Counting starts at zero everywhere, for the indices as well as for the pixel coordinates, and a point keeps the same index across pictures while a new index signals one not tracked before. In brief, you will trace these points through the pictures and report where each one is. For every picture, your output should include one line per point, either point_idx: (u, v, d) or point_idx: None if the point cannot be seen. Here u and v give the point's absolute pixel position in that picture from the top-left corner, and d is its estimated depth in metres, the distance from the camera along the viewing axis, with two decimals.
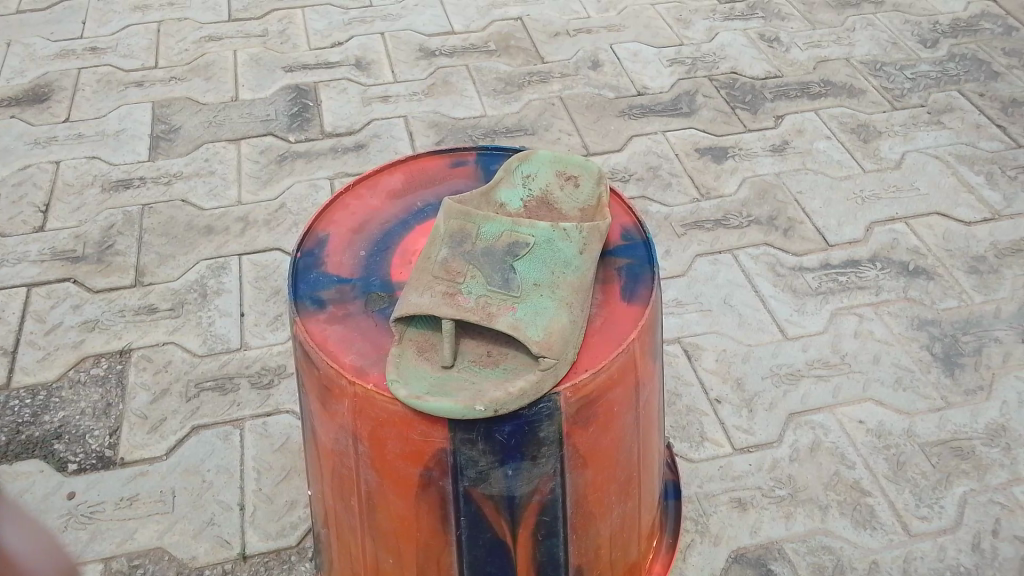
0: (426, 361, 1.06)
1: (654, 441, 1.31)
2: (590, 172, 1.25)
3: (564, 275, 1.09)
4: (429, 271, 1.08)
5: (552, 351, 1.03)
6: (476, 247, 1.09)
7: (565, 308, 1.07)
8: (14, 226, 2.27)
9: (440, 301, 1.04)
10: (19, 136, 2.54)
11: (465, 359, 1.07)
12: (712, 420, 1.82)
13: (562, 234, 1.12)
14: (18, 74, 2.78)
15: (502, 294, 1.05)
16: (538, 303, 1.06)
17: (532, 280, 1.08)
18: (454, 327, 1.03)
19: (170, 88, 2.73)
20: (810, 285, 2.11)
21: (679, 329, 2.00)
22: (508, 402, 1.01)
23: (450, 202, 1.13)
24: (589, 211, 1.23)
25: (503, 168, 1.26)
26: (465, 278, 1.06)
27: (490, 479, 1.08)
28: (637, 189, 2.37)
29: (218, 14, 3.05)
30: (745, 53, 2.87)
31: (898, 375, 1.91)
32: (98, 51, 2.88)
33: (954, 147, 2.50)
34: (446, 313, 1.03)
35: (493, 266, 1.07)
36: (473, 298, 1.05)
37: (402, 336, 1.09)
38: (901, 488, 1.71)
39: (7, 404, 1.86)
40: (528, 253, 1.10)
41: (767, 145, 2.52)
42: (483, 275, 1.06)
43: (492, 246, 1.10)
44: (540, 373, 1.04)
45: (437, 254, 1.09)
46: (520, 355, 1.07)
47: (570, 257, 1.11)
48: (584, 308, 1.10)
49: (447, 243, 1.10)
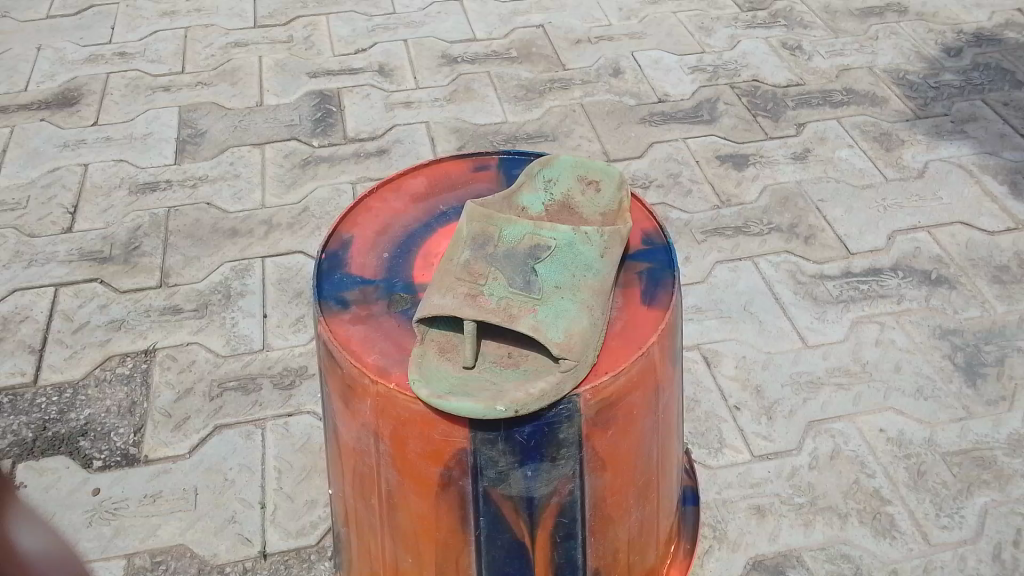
0: (447, 362, 1.07)
1: (673, 446, 1.32)
2: (611, 177, 1.26)
3: (585, 279, 1.11)
4: (452, 272, 1.09)
5: (572, 353, 1.04)
6: (498, 250, 1.11)
7: (586, 310, 1.08)
8: (43, 227, 2.31)
9: (462, 302, 1.05)
10: (49, 139, 2.59)
11: (485, 360, 1.08)
12: (731, 427, 1.82)
13: (583, 238, 1.14)
14: (48, 78, 2.83)
15: (524, 296, 1.07)
16: (559, 305, 1.07)
17: (553, 283, 1.09)
18: (475, 328, 1.04)
19: (197, 93, 2.77)
20: (831, 293, 2.10)
21: (698, 336, 2.00)
22: (529, 402, 1.02)
23: (472, 206, 1.14)
24: (611, 215, 1.24)
25: (524, 173, 1.27)
26: (486, 280, 1.07)
27: (510, 480, 1.09)
28: (657, 197, 2.38)
29: (244, 20, 3.09)
30: (767, 61, 2.87)
31: (919, 385, 1.90)
32: (127, 56, 2.93)
33: (977, 156, 2.48)
34: (467, 314, 1.03)
35: (515, 268, 1.09)
36: (495, 299, 1.05)
37: (424, 337, 1.10)
38: (922, 498, 1.70)
39: (34, 401, 1.89)
40: (550, 255, 1.11)
41: (789, 153, 2.51)
42: (505, 277, 1.08)
43: (514, 248, 1.11)
44: (561, 374, 1.04)
45: (459, 257, 1.10)
46: (540, 357, 1.08)
47: (592, 261, 1.13)
48: (604, 312, 1.11)
49: (470, 246, 1.11)
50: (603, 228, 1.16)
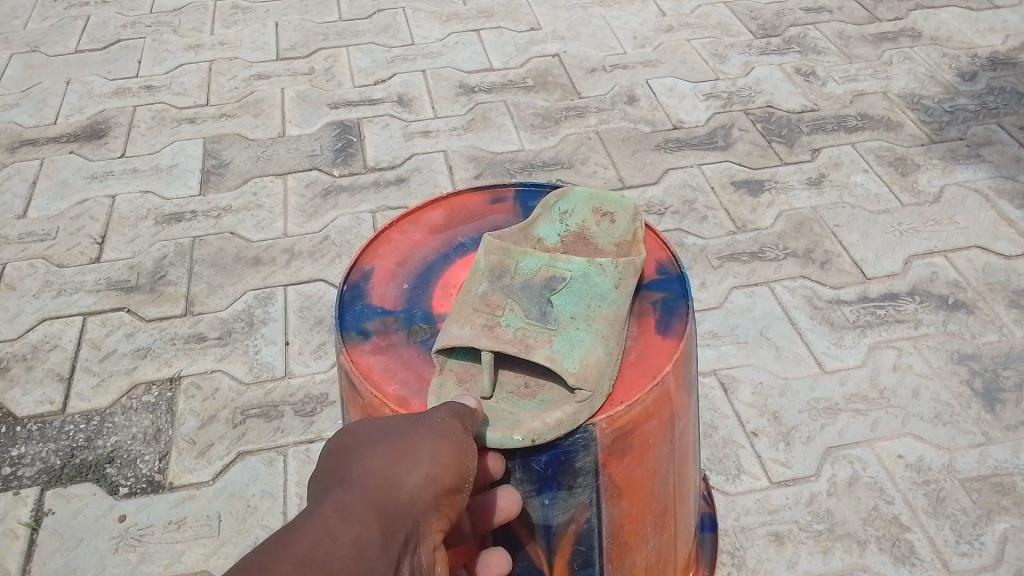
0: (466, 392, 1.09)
1: (690, 473, 1.33)
2: (625, 208, 1.29)
3: (600, 309, 1.13)
4: (469, 304, 1.12)
5: (588, 383, 1.06)
6: (515, 281, 1.14)
7: (601, 341, 1.10)
8: (72, 257, 2.37)
9: (479, 333, 1.07)
10: (78, 171, 2.67)
11: (503, 389, 1.10)
12: (748, 453, 1.83)
13: (598, 270, 1.17)
14: (77, 112, 2.92)
15: (540, 327, 1.09)
16: (574, 336, 1.09)
17: (568, 313, 1.11)
18: (492, 358, 1.06)
19: (221, 125, 2.84)
20: (848, 318, 2.11)
21: (715, 362, 2.01)
22: (545, 432, 1.04)
23: (489, 239, 1.19)
24: (626, 246, 1.27)
25: (541, 206, 1.30)
26: (503, 310, 1.10)
27: (528, 508, 1.11)
28: (672, 223, 2.40)
29: (267, 53, 3.17)
30: (781, 87, 2.90)
31: (937, 411, 1.90)
32: (153, 89, 3.01)
33: (993, 181, 2.49)
34: (485, 344, 1.06)
35: (531, 300, 1.12)
36: (512, 330, 1.08)
37: (443, 367, 1.12)
38: (941, 524, 1.70)
39: (62, 429, 1.94)
40: (565, 287, 1.14)
41: (804, 178, 2.53)
42: (520, 308, 1.11)
43: (530, 280, 1.15)
44: (577, 404, 1.06)
45: (477, 288, 1.14)
46: (556, 388, 1.10)
47: (607, 292, 1.15)
48: (619, 341, 1.13)
49: (487, 278, 1.15)
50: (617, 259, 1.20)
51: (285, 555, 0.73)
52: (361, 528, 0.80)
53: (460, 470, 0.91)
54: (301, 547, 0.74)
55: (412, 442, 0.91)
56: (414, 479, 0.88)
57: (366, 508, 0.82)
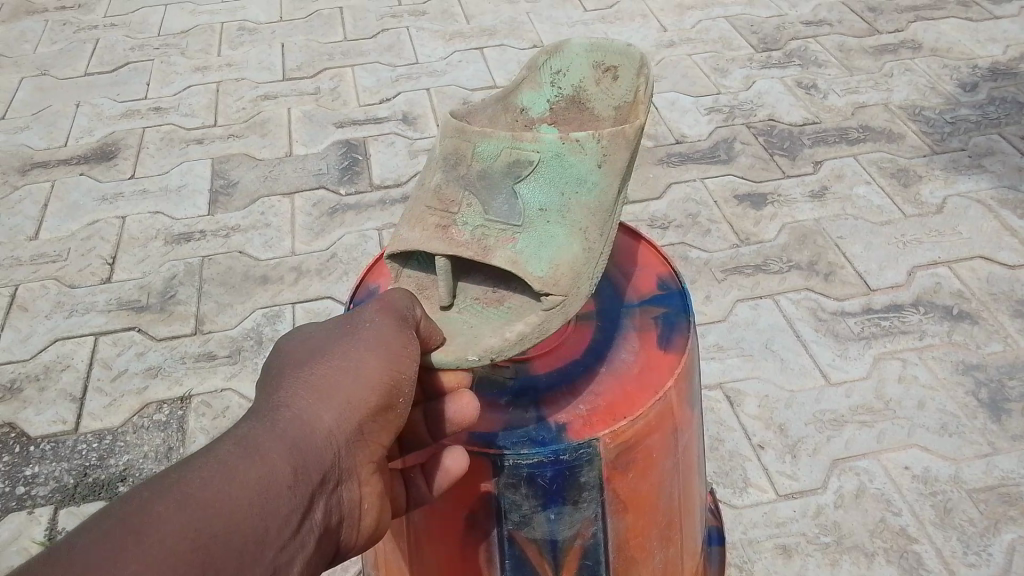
0: (426, 301, 1.10)
1: (695, 486, 1.34)
2: (630, 60, 1.22)
3: (577, 196, 1.08)
4: (426, 201, 1.10)
5: (558, 289, 1.04)
6: (472, 170, 1.10)
7: (576, 237, 1.07)
8: (83, 278, 2.40)
9: (432, 237, 1.06)
10: (88, 193, 2.70)
11: (467, 296, 1.10)
12: (755, 466, 1.84)
13: (575, 148, 1.09)
14: (87, 134, 2.96)
15: (501, 225, 1.07)
16: (543, 235, 1.07)
17: (537, 206, 1.08)
18: (447, 263, 1.05)
19: (228, 145, 2.87)
20: (852, 330, 2.12)
21: (721, 375, 2.02)
22: (505, 348, 1.01)
23: (449, 123, 1.13)
24: (625, 105, 1.23)
25: (532, 66, 1.30)
26: (459, 208, 1.08)
27: (533, 523, 1.12)
28: (676, 236, 2.41)
29: (274, 73, 3.21)
30: (783, 100, 2.92)
31: (943, 422, 1.90)
32: (162, 111, 3.05)
33: (996, 191, 2.50)
34: (439, 249, 1.05)
35: (492, 192, 1.08)
36: (468, 231, 1.06)
37: (401, 276, 1.13)
38: (948, 535, 1.70)
39: (75, 448, 1.96)
40: (533, 172, 1.08)
41: (806, 191, 2.54)
42: (478, 206, 1.08)
43: (490, 166, 1.09)
44: (545, 313, 1.04)
45: (433, 181, 1.12)
46: (525, 296, 1.09)
47: (584, 176, 1.08)
48: (602, 227, 1.09)
49: (444, 167, 1.11)
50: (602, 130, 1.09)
51: (174, 491, 0.70)
52: (271, 466, 0.76)
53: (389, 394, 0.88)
54: (195, 481, 0.72)
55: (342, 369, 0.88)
56: (339, 409, 0.85)
57: (283, 436, 0.80)
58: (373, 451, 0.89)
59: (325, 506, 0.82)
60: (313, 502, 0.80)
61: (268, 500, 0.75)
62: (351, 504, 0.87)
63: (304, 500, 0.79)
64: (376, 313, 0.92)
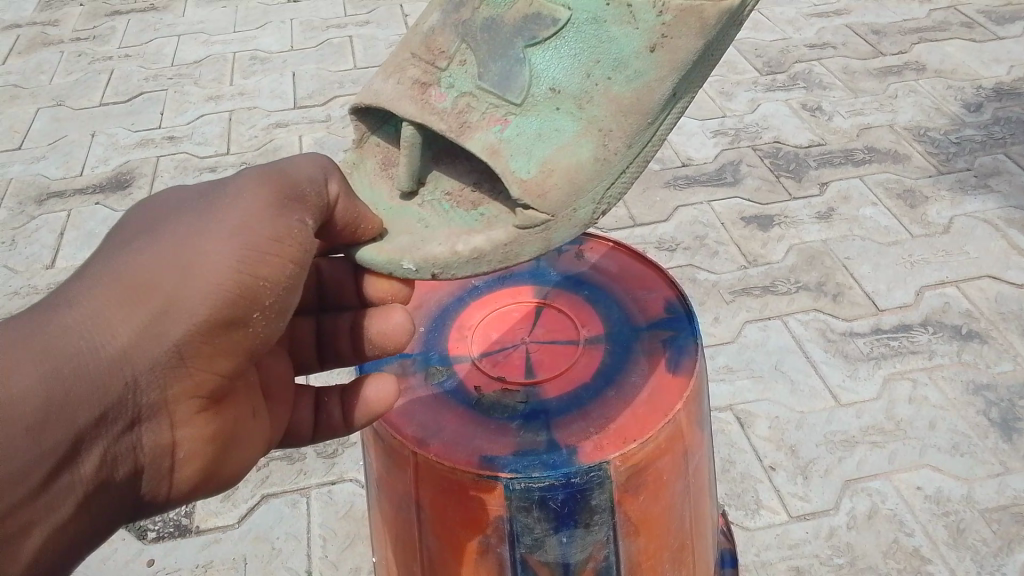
0: (386, 184, 1.05)
1: (706, 507, 1.35)
2: None
3: (605, 81, 0.91)
4: (414, 44, 0.97)
5: (541, 201, 0.91)
6: (477, 16, 0.94)
7: (586, 134, 0.92)
8: None
9: (406, 96, 0.95)
10: (104, 221, 2.74)
11: (439, 191, 1.02)
12: (767, 488, 1.84)
13: (625, 19, 0.90)
14: (102, 163, 3.01)
15: (496, 98, 0.92)
16: (543, 120, 0.91)
17: (548, 83, 0.91)
18: (416, 133, 0.95)
19: (241, 173, 2.92)
20: (862, 350, 2.13)
21: (731, 397, 2.03)
22: (451, 263, 0.95)
23: None
24: None
25: None
26: (449, 63, 0.94)
27: (546, 546, 1.13)
28: (684, 258, 2.43)
29: (285, 102, 3.27)
30: (788, 122, 2.95)
31: (954, 441, 1.90)
32: (176, 140, 3.10)
33: (1002, 211, 2.51)
34: (406, 116, 0.94)
35: (495, 54, 0.92)
36: (452, 98, 0.93)
37: (365, 143, 1.06)
38: (961, 556, 1.70)
39: None
40: (554, 38, 0.91)
41: (813, 212, 2.56)
42: (473, 63, 0.93)
43: (502, 16, 0.93)
44: (517, 230, 0.94)
45: (430, 20, 0.98)
46: (497, 202, 0.99)
47: (629, 55, 0.90)
48: (628, 127, 0.93)
49: (445, 8, 0.97)
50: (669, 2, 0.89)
51: None
52: (41, 400, 0.74)
53: (224, 316, 0.84)
54: None
55: (182, 281, 0.83)
56: (162, 331, 0.81)
57: (74, 358, 0.77)
58: (204, 375, 0.86)
59: (114, 439, 0.81)
60: (92, 437, 0.78)
61: (28, 440, 0.73)
62: (157, 436, 0.85)
63: (77, 434, 0.76)
64: (241, 222, 0.86)
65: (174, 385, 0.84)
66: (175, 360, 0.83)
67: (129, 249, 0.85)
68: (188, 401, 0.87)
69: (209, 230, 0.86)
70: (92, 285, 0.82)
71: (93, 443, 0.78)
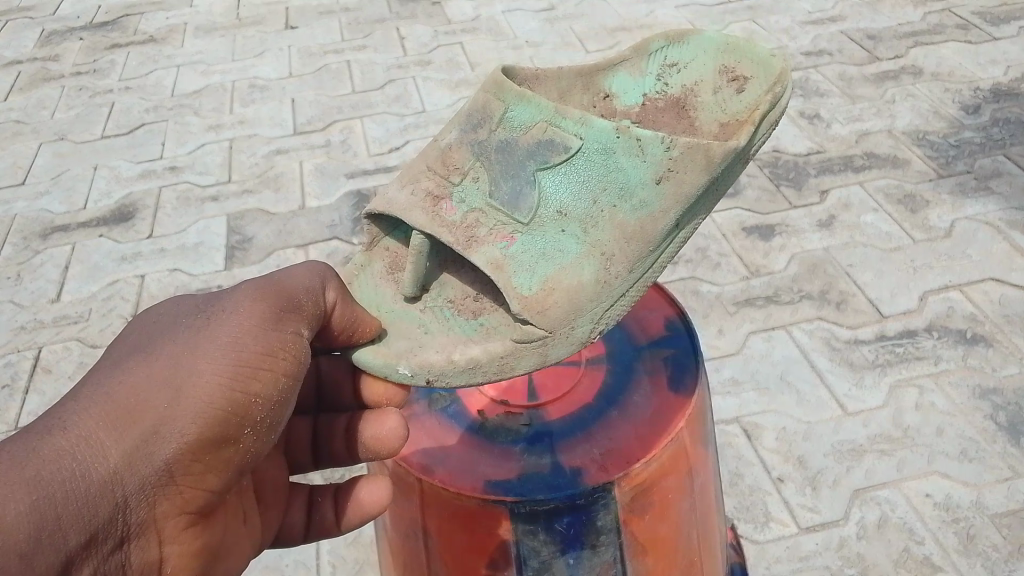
0: (392, 285, 1.12)
1: (713, 526, 1.35)
2: (761, 77, 1.20)
3: (611, 208, 1.01)
4: (433, 158, 1.08)
5: (538, 313, 0.99)
6: (493, 137, 1.05)
7: (588, 254, 1.00)
8: (104, 338, 2.45)
9: (421, 204, 1.04)
10: (108, 254, 2.76)
11: (442, 298, 1.10)
12: (776, 500, 1.83)
13: (636, 153, 1.00)
14: (105, 196, 3.04)
15: (506, 216, 1.01)
16: (548, 239, 1.00)
17: (556, 206, 1.01)
18: (425, 241, 1.03)
19: (243, 201, 2.94)
20: (867, 358, 2.11)
21: (738, 410, 2.02)
22: (447, 373, 1.00)
23: (495, 78, 1.08)
24: (733, 121, 1.21)
25: (647, 49, 1.32)
26: (462, 179, 1.05)
27: (553, 569, 1.12)
28: (686, 271, 2.43)
29: (286, 129, 3.29)
30: (786, 132, 2.95)
31: (963, 447, 1.89)
32: (177, 170, 3.13)
33: (1004, 213, 2.50)
34: (417, 224, 1.02)
35: (508, 176, 1.03)
36: (463, 211, 1.03)
37: (378, 244, 1.15)
38: (973, 563, 1.68)
39: None
40: (564, 163, 1.01)
41: (814, 221, 2.56)
42: (486, 181, 1.04)
43: (517, 138, 1.03)
44: (515, 345, 1.01)
45: (447, 136, 1.08)
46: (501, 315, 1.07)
47: (634, 184, 1.00)
48: (630, 251, 1.01)
49: (464, 124, 1.08)
50: (677, 143, 0.99)
51: None
52: (45, 518, 0.75)
53: (217, 431, 0.89)
54: None
55: (179, 398, 0.87)
56: (160, 446, 0.85)
57: (77, 476, 0.79)
58: (190, 492, 0.90)
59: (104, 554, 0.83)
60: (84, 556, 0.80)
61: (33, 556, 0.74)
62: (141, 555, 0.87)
63: (74, 553, 0.78)
64: (237, 340, 0.92)
65: (163, 500, 0.87)
66: (166, 479, 0.86)
67: (126, 368, 0.89)
68: (172, 519, 0.89)
69: (202, 349, 0.91)
70: (87, 404, 0.84)
71: (83, 562, 0.80)
